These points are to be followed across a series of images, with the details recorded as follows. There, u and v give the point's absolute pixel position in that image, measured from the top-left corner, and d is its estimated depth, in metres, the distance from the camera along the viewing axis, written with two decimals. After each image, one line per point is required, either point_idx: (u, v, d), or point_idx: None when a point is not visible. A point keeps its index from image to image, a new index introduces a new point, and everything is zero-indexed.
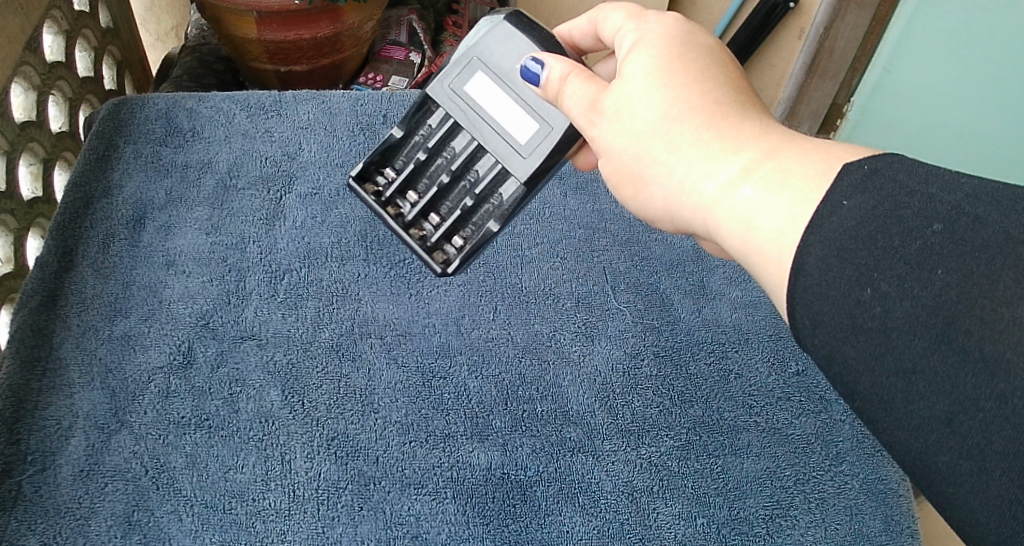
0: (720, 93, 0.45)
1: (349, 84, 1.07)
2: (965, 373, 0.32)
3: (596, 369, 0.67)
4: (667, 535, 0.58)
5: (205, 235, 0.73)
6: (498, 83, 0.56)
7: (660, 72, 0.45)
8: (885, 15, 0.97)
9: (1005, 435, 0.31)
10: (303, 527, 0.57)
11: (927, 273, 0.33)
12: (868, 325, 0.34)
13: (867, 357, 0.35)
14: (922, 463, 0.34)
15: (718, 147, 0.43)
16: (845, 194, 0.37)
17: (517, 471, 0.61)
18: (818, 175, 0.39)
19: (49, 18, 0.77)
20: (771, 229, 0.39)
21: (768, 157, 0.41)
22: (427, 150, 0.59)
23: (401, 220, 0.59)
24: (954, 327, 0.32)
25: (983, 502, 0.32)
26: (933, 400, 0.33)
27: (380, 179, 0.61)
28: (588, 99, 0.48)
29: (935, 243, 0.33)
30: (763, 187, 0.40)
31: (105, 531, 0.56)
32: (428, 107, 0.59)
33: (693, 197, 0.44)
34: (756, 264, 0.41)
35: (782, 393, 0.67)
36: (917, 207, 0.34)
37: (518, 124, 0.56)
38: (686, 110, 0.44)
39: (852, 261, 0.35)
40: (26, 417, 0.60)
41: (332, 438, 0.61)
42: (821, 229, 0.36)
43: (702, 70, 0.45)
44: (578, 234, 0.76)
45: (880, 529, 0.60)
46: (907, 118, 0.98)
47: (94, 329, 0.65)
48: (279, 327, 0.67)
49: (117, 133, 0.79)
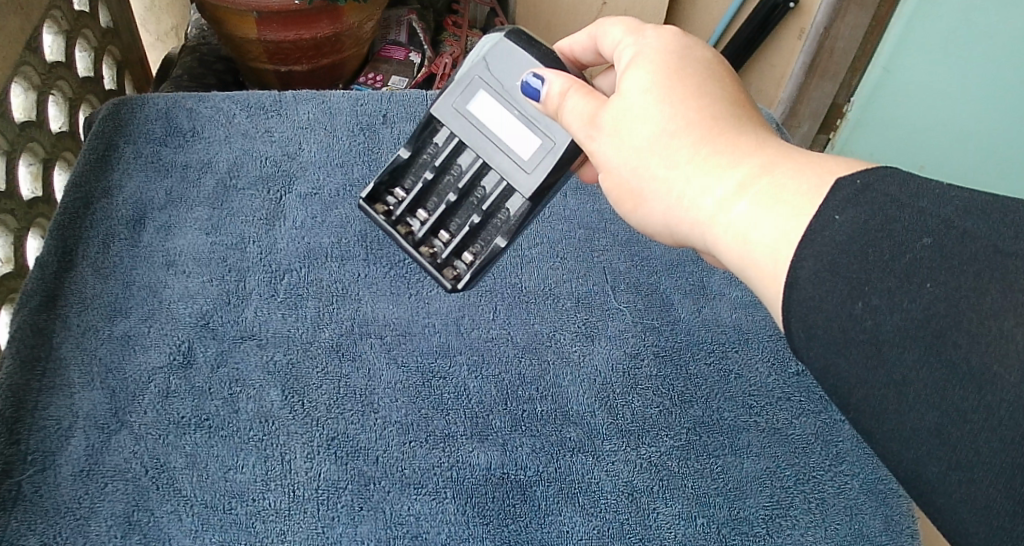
0: (717, 108, 0.45)
1: (349, 84, 1.07)
2: (951, 385, 0.32)
3: (596, 369, 0.67)
4: (667, 535, 0.59)
5: (205, 235, 0.73)
6: (502, 102, 0.56)
7: (658, 88, 0.45)
8: (884, 15, 0.98)
9: (993, 447, 0.31)
10: (303, 527, 0.57)
11: (916, 286, 0.34)
12: (859, 338, 0.35)
13: (859, 369, 0.35)
14: (913, 473, 0.34)
15: (716, 162, 0.43)
16: (837, 209, 0.37)
17: (517, 471, 0.61)
18: (812, 191, 0.39)
19: (49, 18, 0.76)
20: (767, 244, 0.39)
21: (763, 173, 0.41)
22: (434, 169, 0.59)
23: (411, 238, 0.60)
24: (943, 339, 0.32)
25: (972, 512, 0.32)
26: (923, 412, 0.33)
27: (389, 198, 0.61)
28: (588, 114, 0.48)
29: (924, 257, 0.34)
30: (759, 202, 0.41)
31: (106, 531, 0.56)
32: (433, 126, 0.59)
33: (692, 211, 0.44)
34: (754, 280, 0.41)
35: (781, 393, 0.68)
36: (906, 221, 0.35)
37: (518, 139, 0.56)
38: (684, 125, 0.44)
39: (844, 276, 0.35)
40: (26, 416, 0.60)
41: (332, 438, 0.61)
42: (814, 243, 0.37)
43: (701, 85, 0.45)
44: (578, 234, 0.77)
45: (880, 529, 0.61)
46: (904, 117, 1.01)
47: (94, 329, 0.65)
48: (279, 327, 0.67)
49: (117, 133, 0.78)
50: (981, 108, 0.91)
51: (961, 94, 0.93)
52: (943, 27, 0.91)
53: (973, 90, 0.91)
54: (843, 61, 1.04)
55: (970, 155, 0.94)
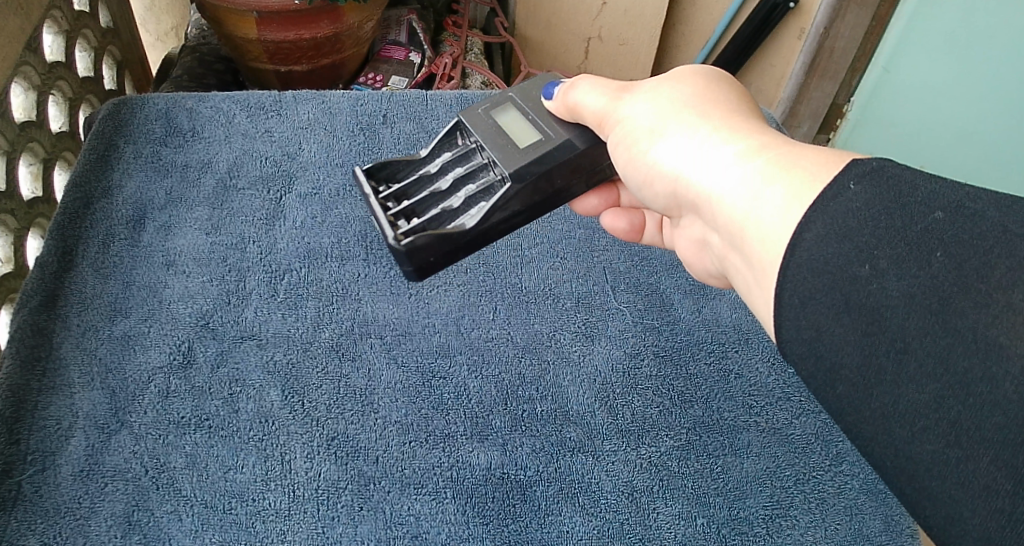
0: (733, 100, 0.49)
1: (349, 83, 1.06)
2: (957, 352, 0.33)
3: (596, 370, 0.67)
4: (667, 535, 0.58)
5: (205, 235, 0.73)
6: (515, 107, 0.58)
7: (691, 78, 0.51)
8: (885, 14, 0.97)
9: (996, 423, 0.32)
10: (303, 527, 0.57)
11: (926, 256, 0.35)
12: (864, 303, 0.36)
13: (857, 334, 0.36)
14: (905, 457, 0.35)
15: (737, 126, 0.47)
16: (853, 178, 0.38)
17: (517, 471, 0.61)
18: (827, 164, 0.41)
19: (49, 18, 0.76)
20: (776, 202, 0.41)
21: (782, 140, 0.44)
22: (437, 165, 0.57)
23: (384, 212, 0.54)
24: (949, 307, 0.33)
25: (968, 494, 0.33)
26: (923, 385, 0.34)
27: (382, 184, 0.57)
28: (619, 88, 0.53)
29: (937, 230, 0.35)
30: (774, 159, 0.43)
31: (105, 532, 0.56)
32: (452, 137, 0.58)
33: (707, 163, 0.46)
34: (754, 240, 0.42)
35: (781, 393, 0.68)
36: (921, 197, 0.36)
37: (518, 131, 0.56)
38: (711, 101, 0.49)
39: (852, 240, 0.37)
40: (26, 417, 0.60)
41: (332, 438, 0.61)
42: (826, 209, 0.38)
43: (728, 86, 0.51)
44: (578, 234, 0.77)
45: (880, 528, 0.60)
46: (904, 118, 1.01)
47: (94, 329, 0.65)
48: (279, 327, 0.67)
49: (117, 133, 0.79)
50: (981, 106, 0.91)
51: (961, 95, 0.93)
52: (944, 27, 0.91)
53: (971, 90, 0.92)
54: (844, 60, 1.03)
55: (970, 153, 0.95)
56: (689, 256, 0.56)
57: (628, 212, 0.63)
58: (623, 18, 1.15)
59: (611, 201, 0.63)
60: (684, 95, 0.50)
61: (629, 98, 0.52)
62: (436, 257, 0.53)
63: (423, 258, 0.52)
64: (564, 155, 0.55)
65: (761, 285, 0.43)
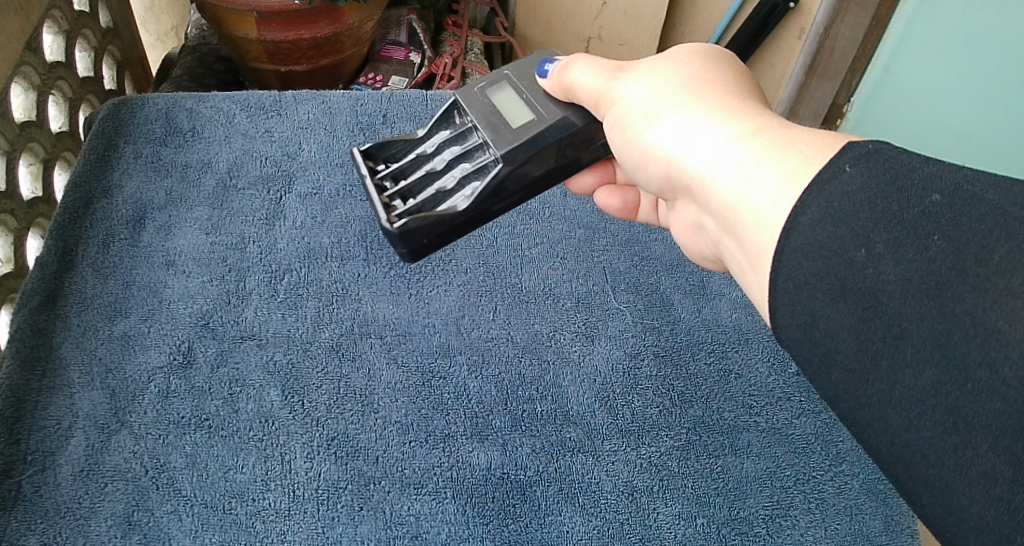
0: (729, 80, 0.49)
1: (349, 83, 1.06)
2: (955, 338, 0.33)
3: (596, 369, 0.67)
4: (667, 535, 0.58)
5: (205, 235, 0.73)
6: (512, 86, 0.58)
7: (689, 61, 0.51)
8: (884, 15, 0.98)
9: (994, 409, 0.32)
10: (303, 527, 0.57)
11: (923, 240, 0.35)
12: (859, 287, 0.36)
13: (854, 320, 0.36)
14: (901, 443, 0.35)
15: (735, 108, 0.46)
16: (848, 161, 0.38)
17: (517, 471, 0.61)
18: (822, 147, 0.40)
19: (49, 18, 0.76)
20: (772, 184, 0.41)
21: (777, 125, 0.44)
22: (434, 146, 0.57)
23: (379, 193, 0.55)
24: (947, 292, 0.33)
25: (964, 481, 0.33)
26: (920, 369, 0.34)
27: (380, 164, 0.58)
28: (614, 70, 0.52)
29: (934, 213, 0.35)
30: (769, 143, 0.43)
31: (105, 531, 0.56)
32: (448, 118, 0.58)
33: (703, 145, 0.46)
34: (749, 225, 0.42)
35: (782, 393, 0.68)
36: (918, 179, 0.36)
37: (510, 111, 0.56)
38: (709, 84, 0.49)
39: (849, 224, 0.37)
40: (26, 417, 0.60)
41: (332, 438, 0.61)
42: (822, 193, 0.38)
43: (727, 67, 0.50)
44: (578, 234, 0.77)
45: (880, 528, 0.60)
46: (902, 110, 1.01)
47: (94, 329, 0.65)
48: (279, 327, 0.67)
49: (117, 132, 0.79)
50: (981, 98, 0.90)
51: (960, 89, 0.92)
52: (943, 22, 0.91)
53: (971, 84, 0.91)
54: (843, 61, 1.04)
55: (974, 145, 0.94)
56: (684, 238, 0.56)
57: (623, 190, 0.63)
58: (623, 18, 1.15)
59: (606, 178, 0.63)
60: (680, 76, 0.50)
61: (624, 79, 0.52)
62: (430, 240, 0.54)
63: (417, 240, 0.53)
64: (562, 144, 0.55)
65: (756, 269, 0.43)
